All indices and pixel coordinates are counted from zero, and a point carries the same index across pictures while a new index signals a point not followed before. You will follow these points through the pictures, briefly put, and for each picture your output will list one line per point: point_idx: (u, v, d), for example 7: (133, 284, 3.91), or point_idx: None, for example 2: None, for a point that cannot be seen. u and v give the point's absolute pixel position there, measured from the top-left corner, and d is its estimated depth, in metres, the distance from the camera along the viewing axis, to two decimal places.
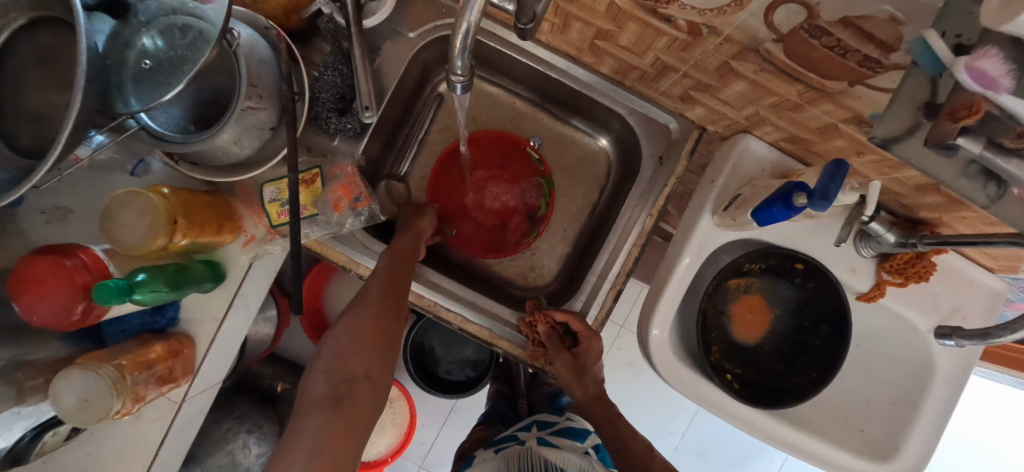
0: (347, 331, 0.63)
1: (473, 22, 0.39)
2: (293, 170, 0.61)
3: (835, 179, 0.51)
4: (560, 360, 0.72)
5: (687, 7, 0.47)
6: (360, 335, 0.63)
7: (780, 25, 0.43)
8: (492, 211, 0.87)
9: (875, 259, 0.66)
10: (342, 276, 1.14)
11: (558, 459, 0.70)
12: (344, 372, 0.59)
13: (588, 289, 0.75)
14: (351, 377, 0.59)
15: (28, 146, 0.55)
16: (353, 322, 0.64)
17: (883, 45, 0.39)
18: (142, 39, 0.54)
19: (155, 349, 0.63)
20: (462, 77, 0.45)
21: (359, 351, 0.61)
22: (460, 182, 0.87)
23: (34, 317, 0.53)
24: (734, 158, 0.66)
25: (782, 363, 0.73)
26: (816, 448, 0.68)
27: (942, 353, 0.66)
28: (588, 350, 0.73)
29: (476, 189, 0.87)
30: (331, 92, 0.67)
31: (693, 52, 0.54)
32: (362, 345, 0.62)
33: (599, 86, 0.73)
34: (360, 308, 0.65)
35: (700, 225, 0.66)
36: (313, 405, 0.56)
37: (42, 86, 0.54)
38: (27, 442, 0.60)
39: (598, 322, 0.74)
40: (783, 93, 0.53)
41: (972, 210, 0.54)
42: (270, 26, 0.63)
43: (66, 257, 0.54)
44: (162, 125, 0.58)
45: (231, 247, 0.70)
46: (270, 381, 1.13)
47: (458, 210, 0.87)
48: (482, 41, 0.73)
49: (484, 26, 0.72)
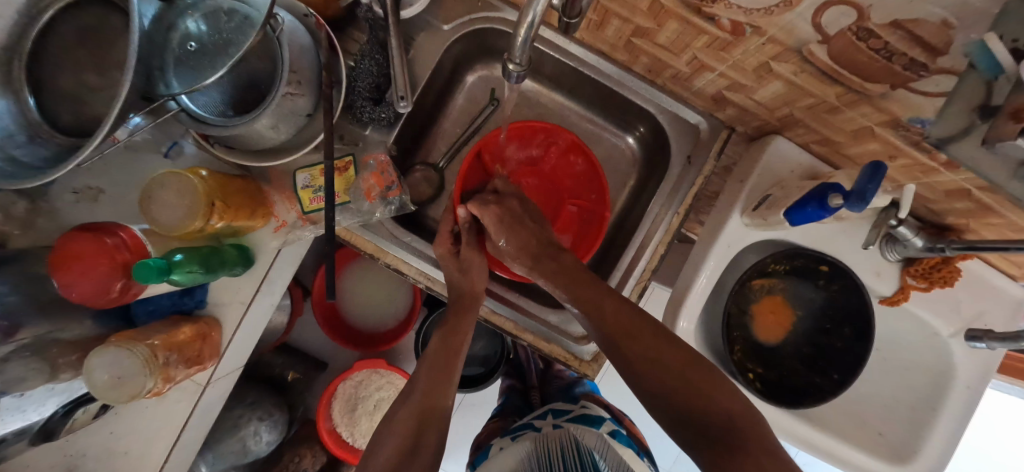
0: (422, 378, 0.64)
1: (538, 12, 0.40)
2: (329, 156, 0.62)
3: (872, 179, 0.51)
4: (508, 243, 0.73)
5: (733, 6, 0.47)
6: (436, 377, 0.64)
7: (827, 27, 0.44)
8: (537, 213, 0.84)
9: (900, 263, 0.67)
10: (356, 268, 1.13)
11: (577, 437, 0.77)
12: (423, 410, 0.60)
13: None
14: (424, 418, 0.59)
15: (69, 123, 0.55)
16: (426, 368, 0.65)
17: (932, 49, 0.40)
18: (187, 23, 0.56)
19: (184, 332, 0.64)
20: (519, 67, 0.47)
21: (434, 395, 0.62)
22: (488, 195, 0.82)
23: (73, 294, 0.54)
24: (765, 159, 0.66)
25: (802, 364, 0.74)
26: (836, 449, 0.69)
27: (966, 359, 0.67)
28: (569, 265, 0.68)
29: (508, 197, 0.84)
30: (368, 81, 0.67)
31: (733, 52, 0.55)
32: (437, 390, 0.62)
33: (630, 83, 0.74)
34: (429, 356, 0.67)
35: (729, 224, 0.67)
36: (388, 447, 0.56)
37: (81, 66, 0.54)
38: (59, 418, 0.61)
39: (643, 277, 0.74)
40: (820, 96, 0.54)
41: (1002, 216, 0.55)
42: (310, 13, 0.63)
43: (107, 235, 0.55)
44: (202, 108, 0.59)
45: (262, 231, 0.70)
46: (281, 370, 1.12)
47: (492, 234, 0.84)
48: (537, 47, 0.74)
49: (541, 33, 0.73)
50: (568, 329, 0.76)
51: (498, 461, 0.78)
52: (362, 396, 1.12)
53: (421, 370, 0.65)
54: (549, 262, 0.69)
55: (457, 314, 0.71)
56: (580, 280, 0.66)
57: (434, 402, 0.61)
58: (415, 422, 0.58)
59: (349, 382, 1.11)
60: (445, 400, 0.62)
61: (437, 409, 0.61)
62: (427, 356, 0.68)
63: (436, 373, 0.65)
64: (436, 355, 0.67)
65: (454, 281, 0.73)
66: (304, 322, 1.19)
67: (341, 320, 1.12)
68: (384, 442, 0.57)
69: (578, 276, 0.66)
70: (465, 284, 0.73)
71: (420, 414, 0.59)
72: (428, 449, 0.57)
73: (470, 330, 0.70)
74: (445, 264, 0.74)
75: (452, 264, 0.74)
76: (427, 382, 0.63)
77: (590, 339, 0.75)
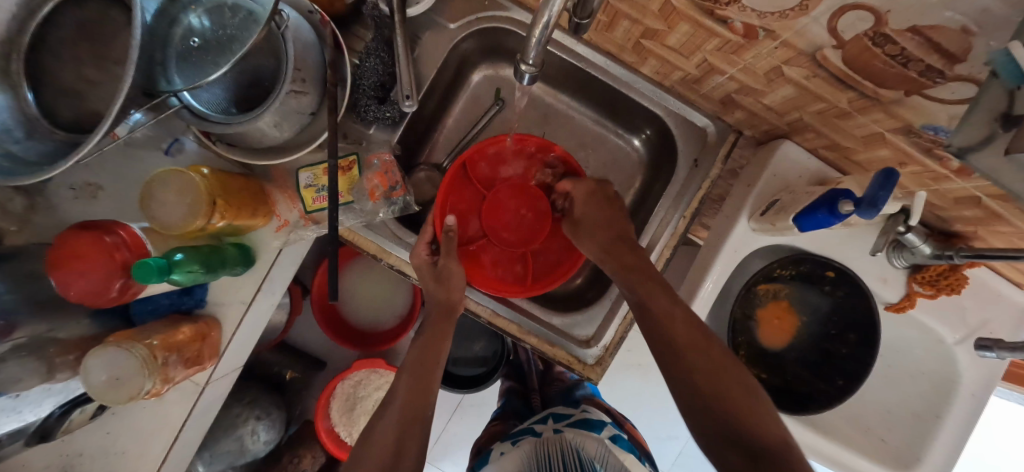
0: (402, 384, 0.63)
1: (554, 13, 0.39)
2: (334, 155, 0.60)
3: (883, 187, 0.51)
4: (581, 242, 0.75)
5: (747, 9, 0.47)
6: (419, 381, 0.64)
7: (843, 32, 0.43)
8: (522, 234, 0.81)
9: (907, 270, 0.66)
10: (358, 265, 1.12)
11: (577, 442, 0.76)
12: (407, 417, 0.59)
13: (602, 312, 0.77)
14: (409, 423, 0.59)
15: (68, 118, 0.54)
16: (405, 375, 0.64)
17: (950, 55, 0.40)
18: (190, 18, 0.55)
19: (183, 332, 0.63)
20: (532, 67, 0.46)
21: (417, 400, 0.61)
22: (473, 206, 0.80)
23: (70, 292, 0.53)
24: (773, 163, 0.66)
25: (807, 370, 0.74)
26: (841, 457, 0.68)
27: (972, 367, 0.67)
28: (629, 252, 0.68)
29: (497, 211, 0.80)
30: (373, 79, 0.67)
31: (744, 55, 0.54)
32: (419, 397, 0.62)
33: (637, 85, 0.73)
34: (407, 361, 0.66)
35: (736, 228, 0.66)
36: (374, 455, 0.56)
37: (81, 61, 0.53)
38: (56, 418, 0.60)
39: None
40: (832, 101, 0.53)
41: (1011, 224, 0.55)
42: (315, 10, 0.61)
43: (106, 232, 0.54)
44: (205, 105, 0.58)
45: (263, 231, 0.69)
46: (279, 369, 1.10)
47: (475, 244, 0.80)
48: (547, 49, 0.73)
49: (551, 35, 0.72)
50: (572, 332, 0.76)
51: (500, 465, 0.77)
52: (361, 396, 1.11)
53: (402, 375, 0.64)
54: (623, 258, 0.67)
55: (437, 322, 0.71)
56: (640, 273, 0.64)
57: (416, 409, 0.61)
58: (396, 433, 0.58)
59: (348, 382, 1.10)
60: (427, 410, 0.62)
61: (422, 417, 0.60)
62: (407, 364, 0.66)
63: (419, 380, 0.64)
64: (417, 363, 0.66)
65: (430, 290, 0.73)
66: (303, 320, 1.18)
67: (339, 317, 1.11)
68: (368, 454, 0.56)
69: (648, 274, 0.64)
70: (440, 292, 0.72)
71: (401, 424, 0.59)
72: (409, 459, 0.56)
73: (448, 336, 0.71)
74: (422, 274, 0.72)
75: (429, 273, 0.72)
76: (408, 388, 0.63)
77: (594, 343, 0.75)
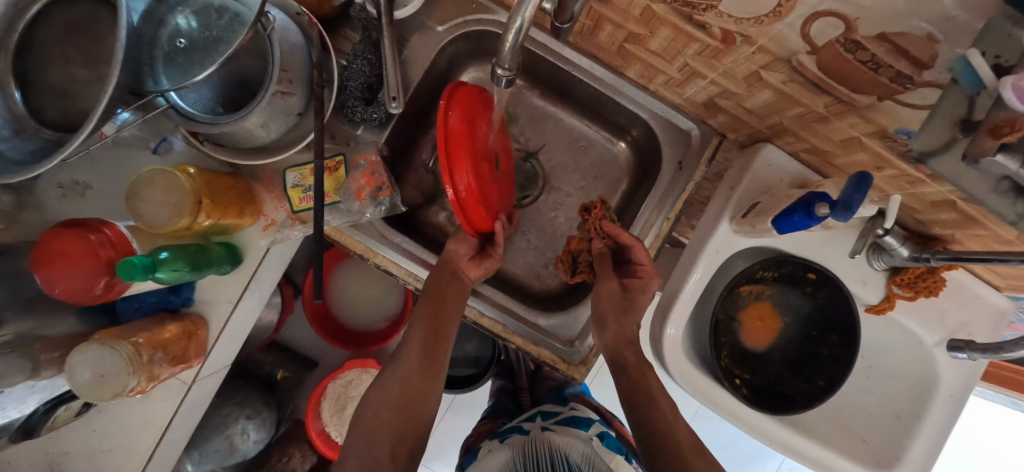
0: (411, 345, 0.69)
1: (527, 16, 0.40)
2: (319, 155, 0.60)
3: (858, 190, 0.52)
4: (602, 241, 0.74)
5: (723, 15, 0.47)
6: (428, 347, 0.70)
7: (816, 38, 0.44)
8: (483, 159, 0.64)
9: (886, 272, 0.67)
10: (348, 267, 1.12)
11: (564, 445, 0.76)
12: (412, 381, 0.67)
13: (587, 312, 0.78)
14: (413, 384, 0.66)
15: (56, 119, 0.55)
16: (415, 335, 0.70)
17: (918, 62, 0.40)
18: (178, 18, 0.55)
19: (169, 330, 0.63)
20: (508, 71, 0.47)
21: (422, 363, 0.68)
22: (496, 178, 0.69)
23: (56, 290, 0.54)
24: (755, 167, 0.67)
25: (789, 370, 0.74)
26: (820, 455, 0.69)
27: (949, 368, 0.67)
28: (642, 288, 0.73)
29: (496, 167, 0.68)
30: (360, 81, 0.67)
31: (723, 60, 0.55)
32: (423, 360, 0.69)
33: (623, 88, 0.74)
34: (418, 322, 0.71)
35: (718, 230, 0.67)
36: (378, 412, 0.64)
37: (68, 61, 0.54)
38: (40, 415, 0.60)
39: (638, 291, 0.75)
40: (809, 105, 0.54)
41: (986, 227, 0.55)
42: (303, 12, 0.62)
43: (91, 232, 0.55)
44: (192, 105, 0.58)
45: (250, 230, 0.70)
46: (269, 369, 1.10)
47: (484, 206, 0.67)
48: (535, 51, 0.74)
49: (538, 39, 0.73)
50: (557, 333, 0.77)
51: (485, 464, 0.77)
52: (351, 395, 1.11)
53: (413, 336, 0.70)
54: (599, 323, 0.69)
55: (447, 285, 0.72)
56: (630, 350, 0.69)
57: (420, 376, 0.67)
58: (398, 396, 0.65)
59: (337, 382, 1.10)
60: (432, 373, 0.68)
61: (426, 377, 0.68)
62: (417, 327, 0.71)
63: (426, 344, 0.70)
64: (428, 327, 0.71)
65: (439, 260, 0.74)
66: (294, 320, 1.18)
67: (331, 320, 1.11)
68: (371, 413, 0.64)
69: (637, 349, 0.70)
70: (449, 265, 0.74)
71: (403, 387, 0.66)
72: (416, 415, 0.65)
73: (456, 300, 0.72)
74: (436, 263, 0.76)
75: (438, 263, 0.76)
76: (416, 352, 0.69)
77: (579, 342, 0.76)
